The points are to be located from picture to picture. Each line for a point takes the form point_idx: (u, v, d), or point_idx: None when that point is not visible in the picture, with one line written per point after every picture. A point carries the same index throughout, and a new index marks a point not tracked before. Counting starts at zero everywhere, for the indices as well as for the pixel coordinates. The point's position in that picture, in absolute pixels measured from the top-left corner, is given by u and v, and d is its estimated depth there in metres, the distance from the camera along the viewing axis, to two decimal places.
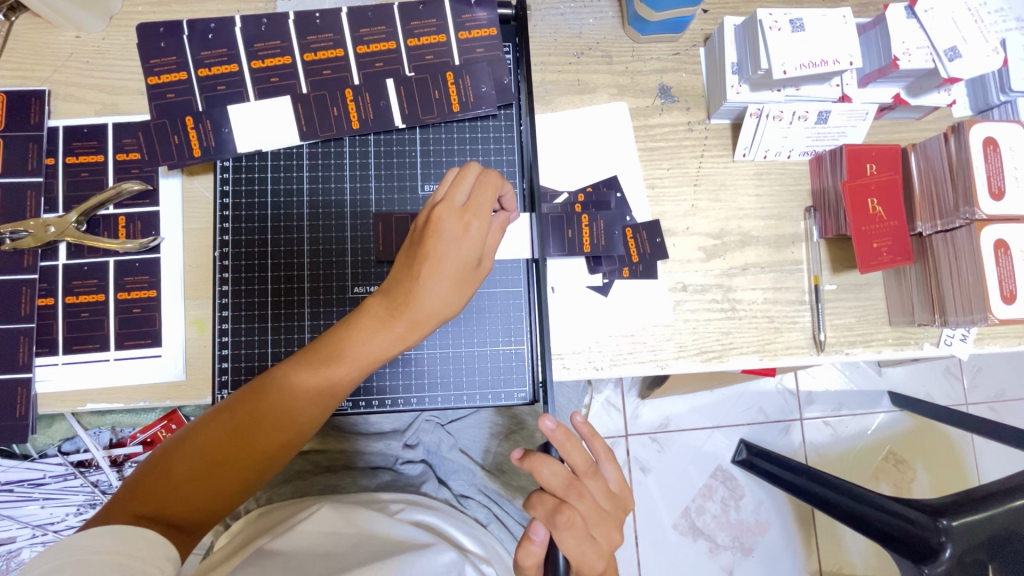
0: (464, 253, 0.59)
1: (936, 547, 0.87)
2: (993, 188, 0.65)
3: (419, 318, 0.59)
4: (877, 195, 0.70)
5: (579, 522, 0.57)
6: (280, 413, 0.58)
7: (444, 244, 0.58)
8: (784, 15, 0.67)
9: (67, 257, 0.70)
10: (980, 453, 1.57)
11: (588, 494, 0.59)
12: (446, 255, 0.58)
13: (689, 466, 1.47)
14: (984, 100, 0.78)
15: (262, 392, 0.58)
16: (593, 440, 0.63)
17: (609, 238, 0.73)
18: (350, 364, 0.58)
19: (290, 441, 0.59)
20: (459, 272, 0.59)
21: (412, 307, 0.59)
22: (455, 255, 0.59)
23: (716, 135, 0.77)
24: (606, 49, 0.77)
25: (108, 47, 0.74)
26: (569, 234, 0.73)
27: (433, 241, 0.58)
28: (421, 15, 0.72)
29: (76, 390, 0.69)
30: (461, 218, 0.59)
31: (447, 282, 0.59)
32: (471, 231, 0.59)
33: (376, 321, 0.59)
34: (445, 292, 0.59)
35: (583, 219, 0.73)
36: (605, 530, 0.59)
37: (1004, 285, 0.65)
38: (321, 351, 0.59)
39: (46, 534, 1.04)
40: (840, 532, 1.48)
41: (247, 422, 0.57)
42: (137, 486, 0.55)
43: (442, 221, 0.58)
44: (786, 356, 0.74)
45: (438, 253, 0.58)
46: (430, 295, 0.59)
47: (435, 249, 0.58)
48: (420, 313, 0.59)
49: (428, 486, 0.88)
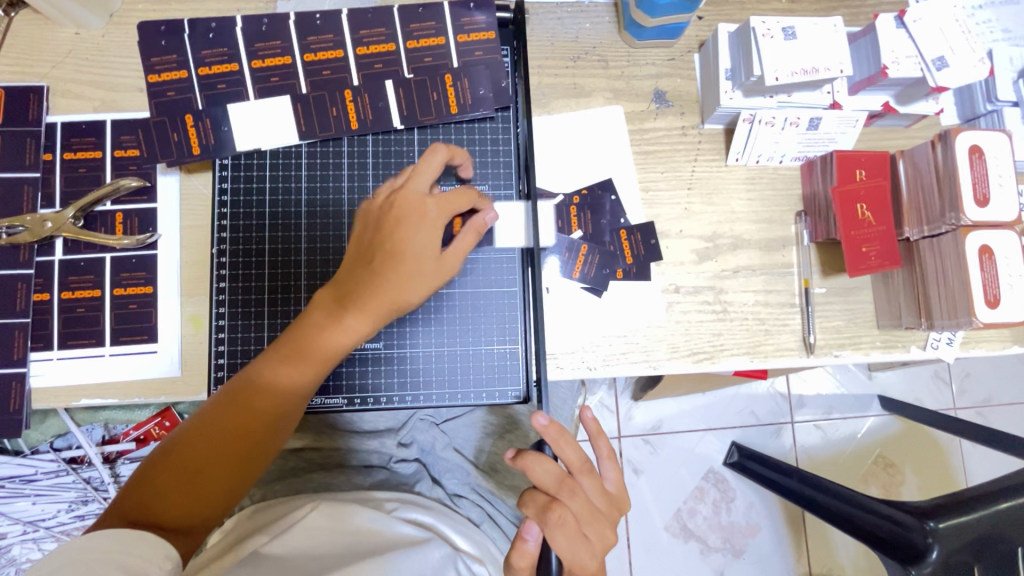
0: (421, 242, 0.60)
1: (923, 549, 0.88)
2: (978, 194, 0.66)
3: (378, 306, 0.59)
4: (866, 200, 0.72)
5: (571, 521, 0.57)
6: (252, 405, 0.58)
7: (404, 232, 0.59)
8: (776, 23, 0.68)
9: (64, 252, 0.70)
10: (967, 457, 1.59)
11: (581, 493, 0.59)
12: (404, 246, 0.59)
13: (682, 468, 1.48)
14: (970, 109, 0.80)
15: (234, 385, 0.59)
16: (598, 439, 0.63)
17: (597, 226, 0.76)
18: (313, 354, 0.59)
19: (263, 434, 0.59)
20: (417, 259, 0.59)
21: (367, 296, 0.59)
22: (414, 244, 0.59)
23: (709, 139, 0.79)
24: (602, 53, 0.79)
25: (108, 44, 0.74)
26: (559, 225, 0.77)
27: (393, 231, 0.60)
28: (420, 17, 0.73)
29: (70, 385, 0.69)
30: (419, 208, 0.60)
31: (406, 271, 0.59)
32: (429, 219, 0.60)
33: (335, 311, 0.59)
34: (405, 280, 0.59)
35: (572, 209, 0.77)
36: (597, 529, 0.59)
37: (988, 290, 0.66)
38: (292, 344, 0.59)
39: (37, 530, 1.02)
40: (829, 534, 1.49)
41: (219, 417, 0.58)
42: (130, 494, 0.55)
43: (404, 206, 0.60)
44: (776, 358, 0.76)
45: (401, 239, 0.59)
46: (389, 284, 0.59)
47: (398, 233, 0.59)
48: (380, 298, 0.59)
49: (421, 485, 0.89)
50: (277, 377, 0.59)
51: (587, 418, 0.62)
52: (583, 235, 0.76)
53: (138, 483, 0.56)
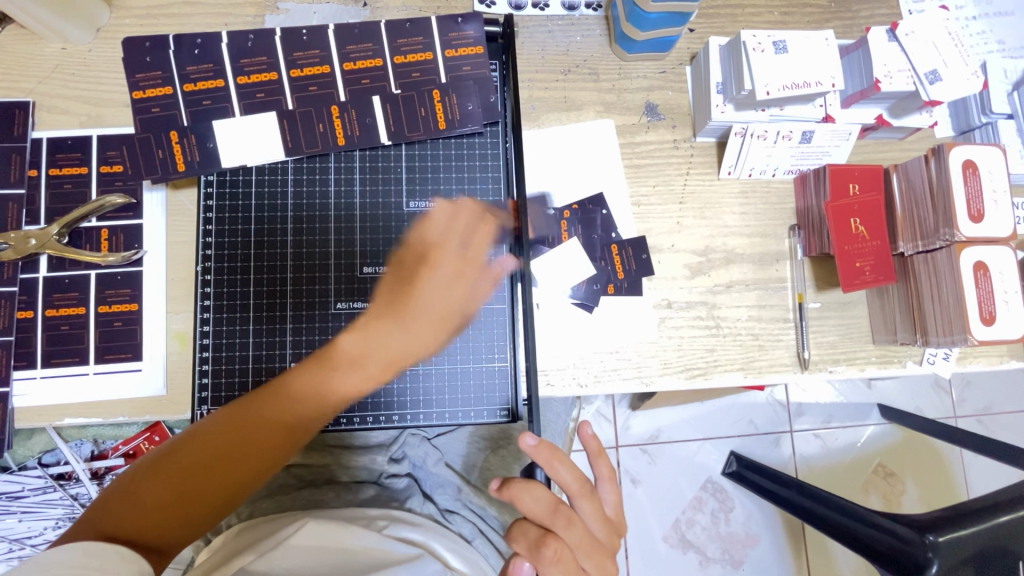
0: (455, 298, 0.64)
1: (923, 563, 0.87)
2: (973, 211, 0.66)
3: (402, 348, 0.62)
4: (860, 215, 0.71)
5: (568, 555, 0.54)
6: (272, 422, 0.58)
7: (439, 282, 0.63)
8: (767, 37, 0.67)
9: (47, 269, 0.70)
10: (968, 466, 1.58)
11: (577, 521, 0.56)
12: (432, 298, 0.63)
13: (680, 478, 1.47)
14: (965, 121, 0.79)
15: (253, 407, 0.58)
16: (596, 455, 0.60)
17: (585, 224, 0.76)
18: (340, 380, 0.60)
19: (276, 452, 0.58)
20: (443, 308, 0.63)
21: (394, 338, 0.62)
22: (446, 293, 0.63)
23: (701, 153, 0.78)
24: (593, 66, 0.78)
25: (94, 59, 0.73)
26: (549, 236, 0.75)
27: (425, 279, 0.63)
28: (407, 32, 0.72)
29: (55, 404, 0.68)
30: (458, 264, 0.64)
31: (437, 319, 0.63)
32: (464, 275, 0.64)
33: (366, 341, 0.62)
34: (430, 328, 0.63)
35: (562, 219, 0.76)
36: (595, 560, 0.56)
37: (984, 306, 0.66)
38: (322, 367, 0.61)
39: (23, 548, 1.02)
40: (828, 544, 1.48)
41: (231, 433, 0.57)
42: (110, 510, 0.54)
43: (440, 262, 0.63)
44: (770, 374, 0.75)
45: (432, 288, 0.63)
46: (406, 332, 0.63)
47: (431, 287, 0.63)
48: (407, 344, 0.63)
49: (412, 501, 0.86)
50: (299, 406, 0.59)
51: (585, 436, 0.59)
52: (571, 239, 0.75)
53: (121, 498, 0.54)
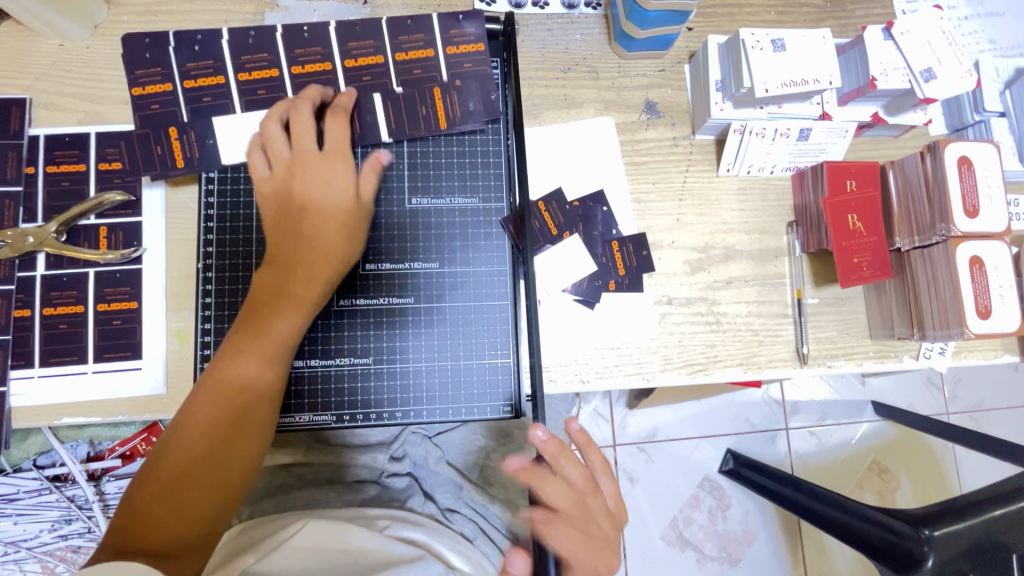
0: (331, 191, 0.66)
1: (918, 557, 0.87)
2: (968, 206, 0.67)
3: (313, 266, 0.65)
4: (856, 211, 0.72)
5: (581, 544, 0.55)
6: (239, 402, 0.59)
7: (314, 184, 0.66)
8: (765, 35, 0.68)
9: (45, 267, 0.69)
10: (960, 461, 1.59)
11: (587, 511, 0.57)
12: (316, 193, 0.66)
13: (678, 476, 1.47)
14: (958, 119, 0.80)
15: (218, 393, 0.59)
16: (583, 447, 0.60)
17: (567, 213, 0.75)
18: (275, 326, 0.62)
19: (255, 425, 0.60)
20: (329, 205, 0.66)
21: (303, 256, 0.65)
22: (326, 191, 0.66)
23: (700, 150, 0.78)
24: (593, 64, 0.79)
25: (92, 55, 0.73)
26: (536, 224, 0.74)
27: (299, 189, 0.66)
28: (409, 30, 0.72)
29: (53, 403, 0.68)
30: (322, 160, 0.67)
31: (328, 221, 0.66)
32: (334, 167, 0.67)
33: (273, 273, 0.64)
34: (324, 234, 0.65)
35: (541, 205, 0.75)
36: (604, 551, 0.57)
37: (979, 300, 0.67)
38: (247, 329, 0.62)
39: (18, 551, 1.01)
40: (825, 540, 1.49)
41: (210, 424, 0.58)
42: (122, 518, 0.55)
43: (307, 167, 0.66)
44: (770, 369, 0.75)
45: (312, 195, 0.66)
46: (314, 241, 0.65)
47: (306, 189, 0.66)
48: (312, 259, 0.65)
49: (413, 501, 0.89)
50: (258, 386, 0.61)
51: (575, 430, 0.59)
52: (561, 232, 0.75)
53: (128, 506, 0.55)
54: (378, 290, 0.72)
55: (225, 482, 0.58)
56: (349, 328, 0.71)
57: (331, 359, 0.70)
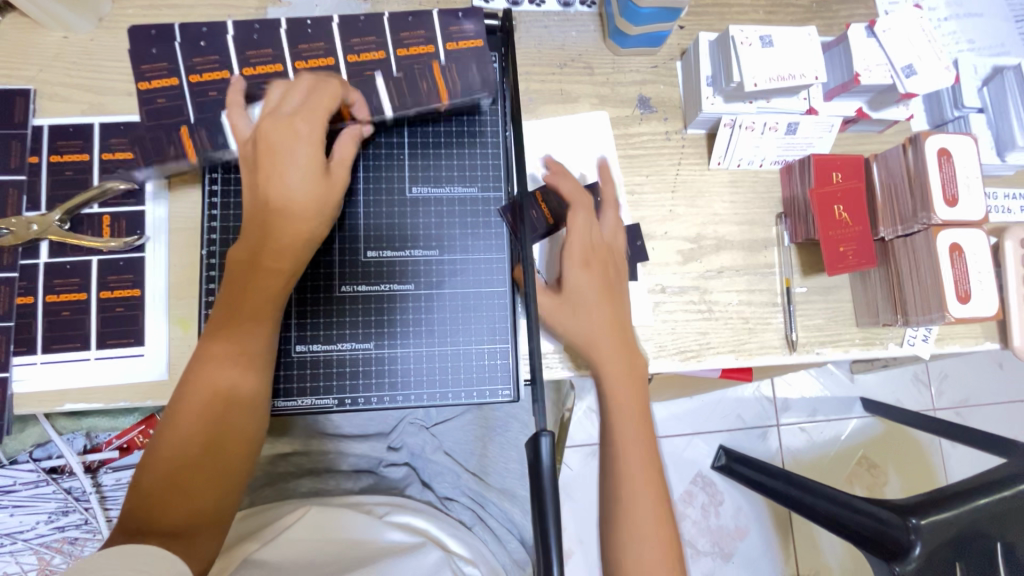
0: (298, 160, 0.65)
1: (906, 546, 0.89)
2: (947, 196, 0.70)
3: (285, 249, 0.65)
4: (842, 202, 0.74)
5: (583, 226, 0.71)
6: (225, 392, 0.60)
7: (279, 150, 0.65)
8: (754, 32, 0.71)
9: (48, 255, 0.70)
10: (947, 456, 1.62)
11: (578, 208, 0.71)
12: (282, 159, 0.65)
13: (671, 472, 1.49)
14: (938, 115, 0.84)
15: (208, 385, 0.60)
16: (575, 198, 0.72)
17: None
18: (251, 318, 0.63)
19: (242, 415, 0.61)
20: (297, 177, 0.65)
21: (279, 241, 0.65)
22: (293, 156, 0.65)
23: (692, 144, 0.81)
24: (588, 61, 0.81)
25: (97, 47, 0.74)
26: (534, 214, 0.75)
27: (268, 154, 0.65)
28: (409, 25, 0.74)
29: (56, 389, 0.68)
30: (286, 124, 0.65)
31: (298, 198, 0.65)
32: (300, 131, 0.65)
33: (246, 250, 0.64)
34: (293, 213, 0.65)
35: (538, 196, 0.75)
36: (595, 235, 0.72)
37: (960, 285, 0.70)
38: (226, 318, 0.63)
39: (13, 543, 1.00)
40: (816, 534, 1.51)
41: (205, 415, 0.59)
42: (133, 505, 0.56)
43: (274, 132, 0.65)
44: (760, 355, 0.77)
45: (281, 162, 0.65)
46: (284, 220, 0.65)
47: (273, 156, 0.65)
48: (285, 242, 0.65)
49: (412, 489, 0.91)
50: (251, 376, 0.62)
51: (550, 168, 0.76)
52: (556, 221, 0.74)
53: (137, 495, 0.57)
54: (377, 279, 0.73)
55: (230, 469, 0.59)
56: (349, 315, 0.72)
57: (333, 344, 0.72)
